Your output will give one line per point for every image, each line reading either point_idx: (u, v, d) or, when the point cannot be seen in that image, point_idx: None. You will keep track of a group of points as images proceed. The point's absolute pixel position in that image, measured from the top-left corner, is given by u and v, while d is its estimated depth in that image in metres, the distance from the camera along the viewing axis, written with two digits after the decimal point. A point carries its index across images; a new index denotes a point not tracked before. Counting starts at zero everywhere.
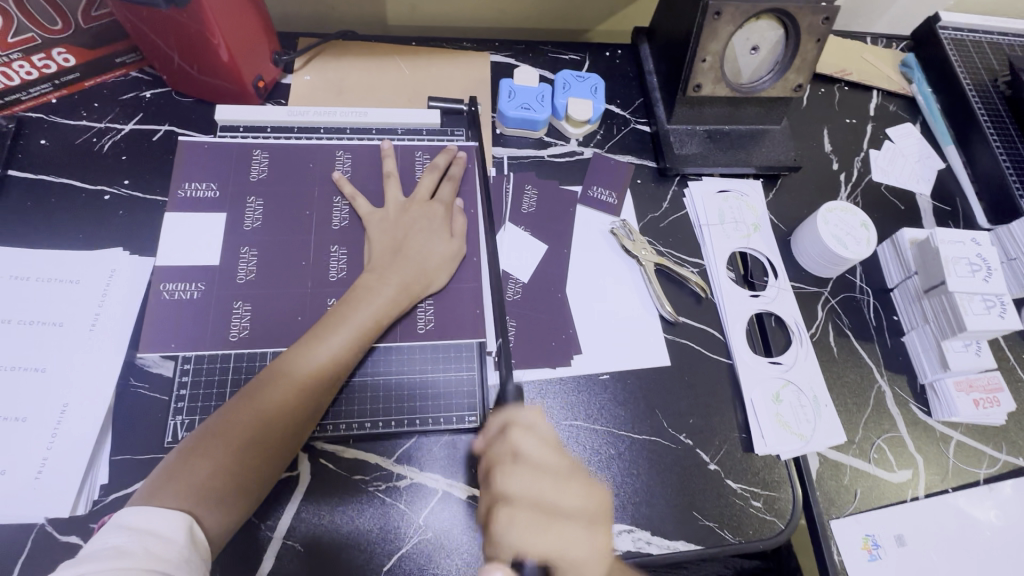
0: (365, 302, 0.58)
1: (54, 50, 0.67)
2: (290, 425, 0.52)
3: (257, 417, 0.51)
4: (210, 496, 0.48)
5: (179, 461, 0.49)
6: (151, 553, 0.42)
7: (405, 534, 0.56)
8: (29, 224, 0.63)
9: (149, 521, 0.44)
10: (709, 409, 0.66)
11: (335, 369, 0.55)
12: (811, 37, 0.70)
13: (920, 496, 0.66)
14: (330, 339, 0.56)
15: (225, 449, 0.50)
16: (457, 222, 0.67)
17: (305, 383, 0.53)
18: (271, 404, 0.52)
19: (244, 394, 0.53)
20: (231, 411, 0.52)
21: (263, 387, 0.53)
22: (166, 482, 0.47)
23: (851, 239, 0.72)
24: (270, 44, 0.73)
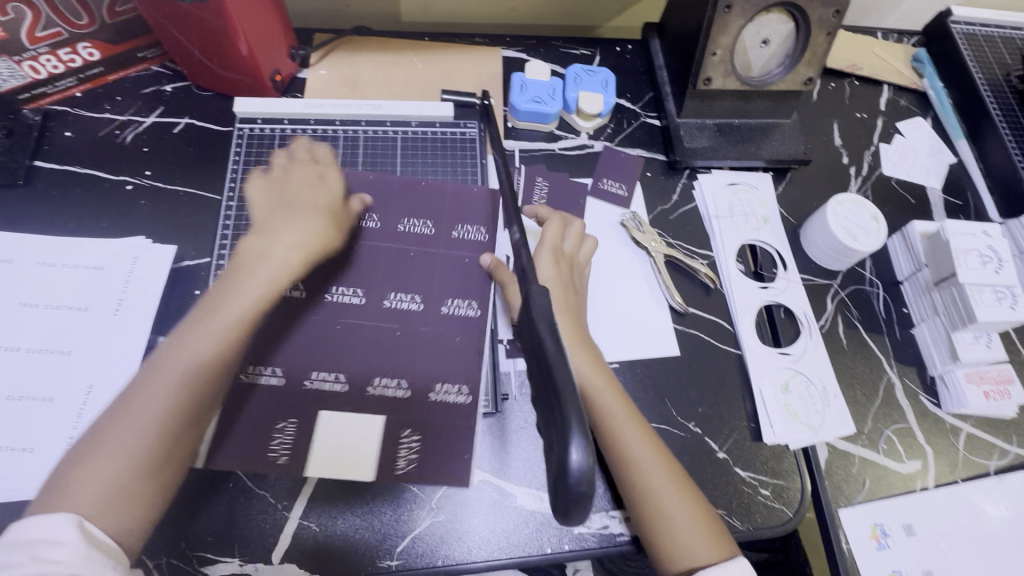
0: (241, 282, 0.56)
1: (80, 45, 0.68)
2: (183, 414, 0.50)
3: (148, 408, 0.49)
4: (103, 496, 0.45)
5: (67, 468, 0.47)
6: (38, 559, 0.41)
7: (418, 516, 0.57)
8: (56, 213, 0.65)
9: (35, 531, 0.42)
10: (718, 398, 0.67)
11: (211, 359, 0.52)
12: (822, 30, 0.71)
13: (929, 487, 0.66)
14: (207, 326, 0.53)
15: (115, 447, 0.47)
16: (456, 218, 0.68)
17: (190, 370, 0.51)
18: (159, 395, 0.49)
19: (144, 382, 0.50)
20: (125, 406, 0.49)
21: (145, 379, 0.50)
22: (60, 492, 0.45)
23: (861, 232, 0.73)
24: (287, 38, 0.75)
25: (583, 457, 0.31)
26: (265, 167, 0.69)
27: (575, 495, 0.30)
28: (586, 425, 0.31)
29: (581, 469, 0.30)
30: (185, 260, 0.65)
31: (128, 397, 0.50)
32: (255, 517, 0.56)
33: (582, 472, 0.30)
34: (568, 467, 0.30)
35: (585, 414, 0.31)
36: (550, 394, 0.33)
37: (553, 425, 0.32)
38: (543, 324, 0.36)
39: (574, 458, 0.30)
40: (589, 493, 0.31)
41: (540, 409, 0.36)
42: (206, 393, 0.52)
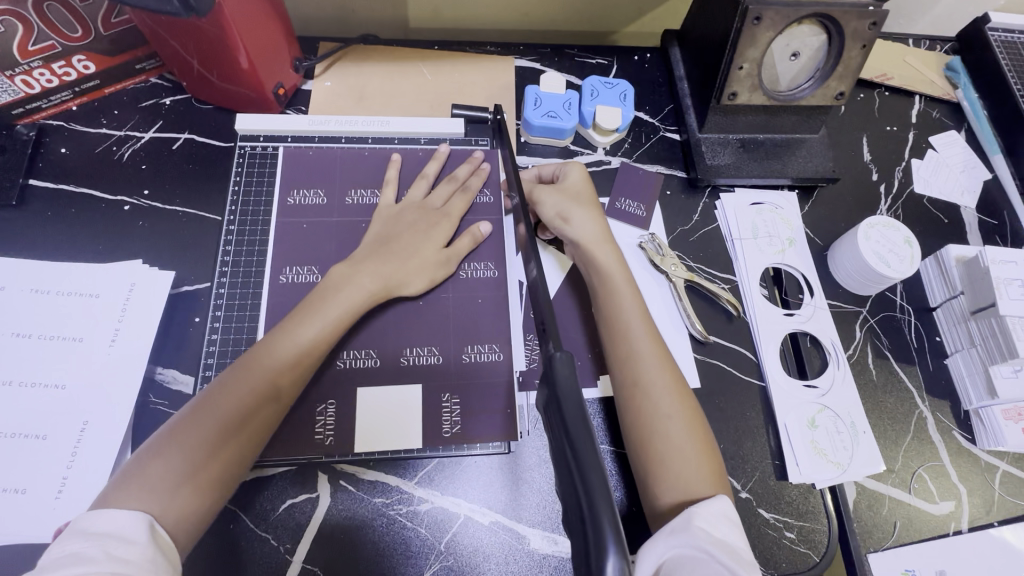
0: (338, 292, 0.56)
1: (75, 58, 0.65)
2: (263, 415, 0.50)
3: (235, 406, 0.48)
4: (175, 492, 0.44)
5: (145, 458, 0.45)
6: (112, 558, 0.38)
7: (426, 559, 0.55)
8: (51, 236, 0.63)
9: (110, 525, 0.41)
10: (740, 433, 0.64)
11: (297, 365, 0.52)
12: (856, 43, 0.66)
13: (963, 530, 0.63)
14: (302, 330, 0.54)
15: (200, 438, 0.46)
16: (464, 238, 0.65)
17: (278, 374, 0.51)
18: (246, 394, 0.49)
19: (230, 376, 0.50)
20: (210, 398, 0.49)
21: (231, 375, 0.50)
22: (128, 482, 0.44)
23: (893, 257, 0.69)
24: (291, 49, 0.71)
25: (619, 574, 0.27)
26: (267, 189, 0.66)
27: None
28: (622, 537, 0.28)
29: None
30: (184, 285, 0.62)
31: (211, 390, 0.50)
32: (256, 559, 0.53)
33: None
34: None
35: (620, 522, 0.29)
36: (579, 494, 0.30)
37: (584, 539, 0.29)
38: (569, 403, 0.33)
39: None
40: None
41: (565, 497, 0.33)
42: (284, 397, 0.51)
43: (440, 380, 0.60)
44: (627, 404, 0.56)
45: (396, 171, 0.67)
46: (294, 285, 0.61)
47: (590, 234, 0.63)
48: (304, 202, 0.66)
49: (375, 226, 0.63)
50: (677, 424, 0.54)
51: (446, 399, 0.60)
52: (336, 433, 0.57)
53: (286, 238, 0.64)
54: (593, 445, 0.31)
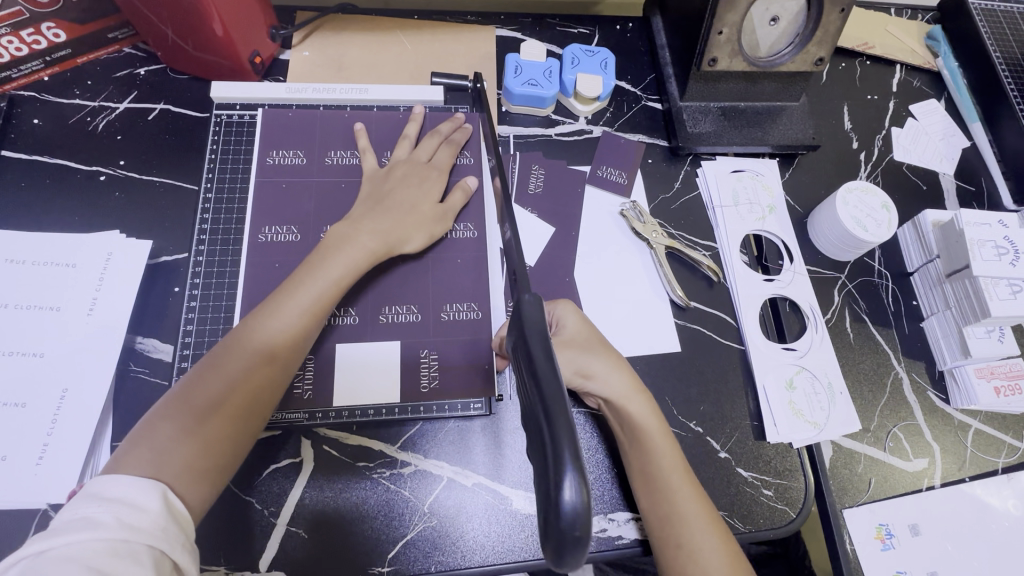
0: (336, 255, 0.56)
1: (44, 25, 0.65)
2: (266, 382, 0.50)
3: (240, 370, 0.49)
4: (185, 455, 0.44)
5: (153, 422, 0.45)
6: (124, 525, 0.38)
7: (410, 521, 0.55)
8: (26, 207, 0.62)
9: (119, 488, 0.40)
10: (719, 395, 0.65)
11: (301, 328, 0.52)
12: (835, 6, 0.66)
13: (936, 486, 0.64)
14: (304, 293, 0.53)
15: (209, 403, 0.47)
16: (451, 197, 0.65)
17: (281, 340, 0.51)
18: (250, 361, 0.49)
19: (234, 341, 0.50)
20: (215, 365, 0.49)
21: (233, 343, 0.50)
22: (137, 447, 0.44)
23: (871, 221, 0.70)
24: (267, 18, 0.70)
25: (578, 495, 0.28)
26: (246, 158, 0.66)
27: (566, 535, 0.28)
28: (579, 451, 0.28)
29: (574, 508, 0.27)
30: (163, 255, 0.62)
31: (213, 357, 0.50)
32: (239, 522, 0.54)
33: (576, 511, 0.27)
34: (559, 505, 0.28)
35: (579, 440, 0.29)
36: (540, 421, 0.30)
37: (542, 463, 0.29)
38: (532, 336, 0.34)
39: (568, 496, 0.28)
40: (584, 535, 0.28)
41: (530, 431, 0.33)
42: (287, 361, 0.51)
43: (420, 338, 0.61)
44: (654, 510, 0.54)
45: (366, 139, 0.67)
46: (273, 244, 0.62)
47: (618, 391, 0.58)
48: (284, 162, 0.65)
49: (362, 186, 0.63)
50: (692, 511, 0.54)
51: (425, 355, 0.60)
52: (315, 387, 0.58)
53: (265, 197, 0.63)
54: (553, 371, 0.32)
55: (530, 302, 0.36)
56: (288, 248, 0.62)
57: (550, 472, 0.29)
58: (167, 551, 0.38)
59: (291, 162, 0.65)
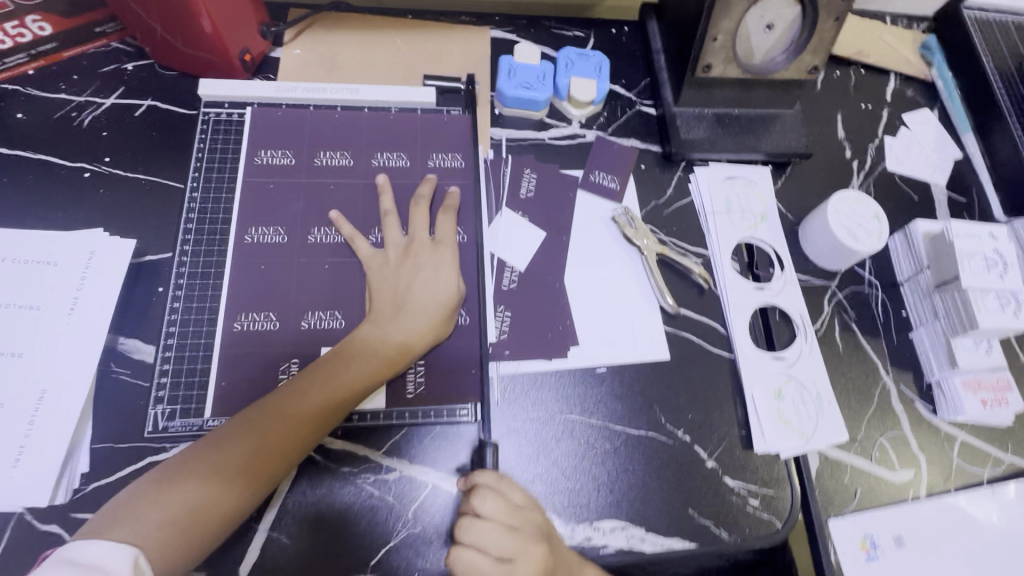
0: (355, 358, 0.55)
1: (28, 18, 0.63)
2: (262, 474, 0.49)
3: (239, 457, 0.49)
4: (166, 534, 0.45)
5: (146, 492, 0.47)
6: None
7: (393, 527, 0.55)
8: (8, 202, 0.61)
9: (95, 555, 0.42)
10: (708, 403, 0.65)
11: (307, 424, 0.52)
12: (829, 15, 0.66)
13: (921, 497, 0.64)
14: (316, 389, 0.53)
15: (198, 489, 0.47)
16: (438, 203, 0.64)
17: (285, 438, 0.51)
18: (250, 452, 0.49)
19: (242, 426, 0.51)
20: (218, 447, 0.50)
21: (239, 429, 0.51)
22: (122, 519, 0.45)
23: (862, 231, 0.69)
24: (258, 15, 0.69)
25: None
26: (233, 158, 0.65)
27: None
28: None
29: None
30: (148, 254, 0.61)
31: (217, 437, 0.50)
32: None
33: None
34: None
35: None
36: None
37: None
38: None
39: None
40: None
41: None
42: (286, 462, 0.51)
43: None
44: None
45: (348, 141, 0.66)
46: (260, 245, 0.61)
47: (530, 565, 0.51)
48: (272, 162, 0.65)
49: None
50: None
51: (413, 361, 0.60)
52: None
53: (253, 196, 0.63)
54: None
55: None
56: (275, 254, 0.61)
57: None
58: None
59: (280, 162, 0.65)
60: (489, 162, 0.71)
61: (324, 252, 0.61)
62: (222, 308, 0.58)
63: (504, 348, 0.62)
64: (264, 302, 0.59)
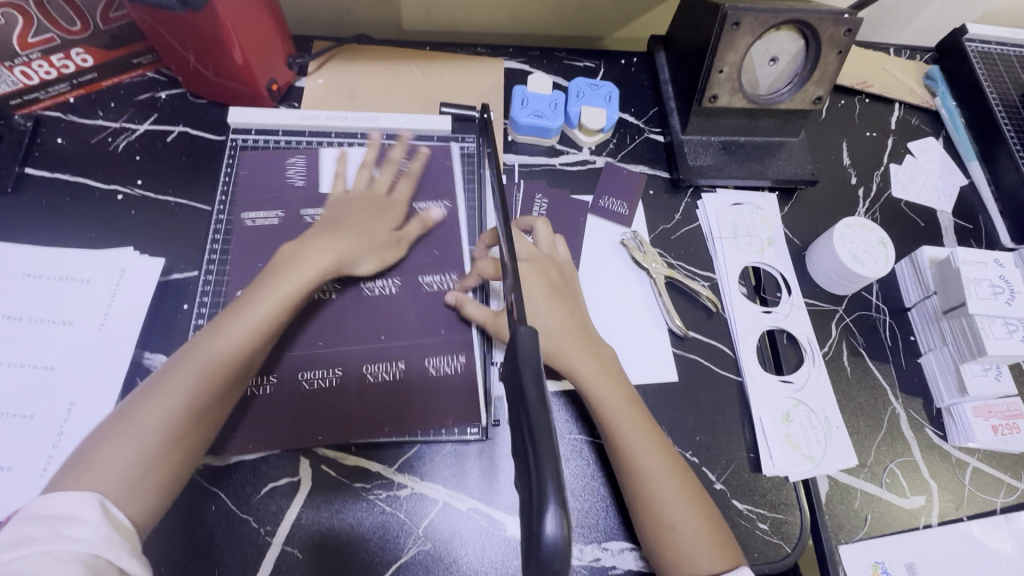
0: (236, 320, 0.53)
1: (73, 51, 0.66)
2: (157, 463, 0.47)
3: (128, 453, 0.46)
4: (131, 471, 0.46)
5: (101, 437, 0.47)
6: (62, 537, 0.40)
7: (404, 544, 0.56)
8: (45, 223, 0.64)
9: None
10: (716, 427, 0.65)
11: (194, 401, 0.49)
12: (832, 48, 0.69)
13: (933, 524, 0.64)
14: (199, 357, 0.50)
15: (162, 409, 0.48)
16: (415, 225, 0.66)
17: (240, 351, 0.52)
18: (138, 442, 0.47)
19: (118, 423, 0.47)
20: (95, 456, 0.46)
21: (113, 433, 0.47)
22: (79, 468, 0.45)
23: (868, 257, 0.71)
24: (285, 48, 0.73)
25: (559, 527, 0.28)
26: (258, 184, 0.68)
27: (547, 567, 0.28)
28: (564, 489, 0.29)
29: (555, 541, 0.28)
30: (174, 273, 0.64)
31: (91, 447, 0.47)
32: (235, 539, 0.54)
33: (557, 544, 0.28)
34: (542, 535, 0.28)
35: (563, 470, 0.30)
36: (527, 447, 0.31)
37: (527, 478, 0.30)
38: (531, 387, 0.33)
39: (548, 528, 0.28)
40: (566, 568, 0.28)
41: (517, 458, 0.34)
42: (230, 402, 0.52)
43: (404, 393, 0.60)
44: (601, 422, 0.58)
45: (366, 165, 0.68)
46: None
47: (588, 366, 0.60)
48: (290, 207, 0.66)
49: (357, 208, 0.65)
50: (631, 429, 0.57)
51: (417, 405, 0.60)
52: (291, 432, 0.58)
53: (267, 239, 0.65)
54: (547, 424, 0.31)
55: (536, 391, 0.33)
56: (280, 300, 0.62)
57: (534, 503, 0.29)
58: (110, 558, 0.41)
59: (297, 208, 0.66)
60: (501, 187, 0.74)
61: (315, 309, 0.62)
62: None
63: None
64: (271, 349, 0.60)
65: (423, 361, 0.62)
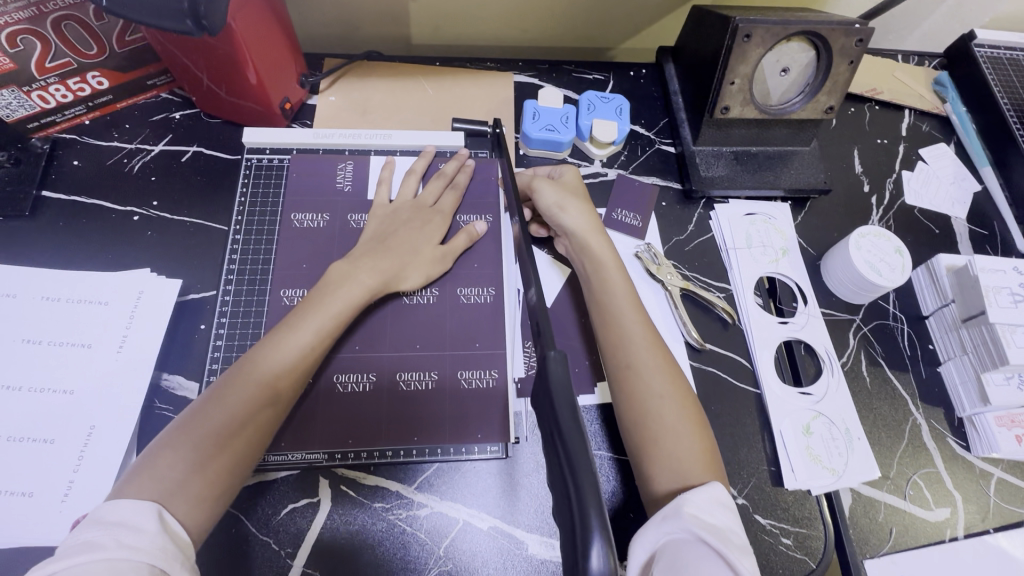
0: (295, 336, 0.54)
1: (89, 74, 0.67)
2: (219, 474, 0.47)
3: (191, 463, 0.46)
4: (188, 482, 0.45)
5: (158, 447, 0.46)
6: (123, 546, 0.39)
7: (425, 564, 0.55)
8: (63, 245, 0.65)
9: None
10: (736, 440, 0.65)
11: (256, 414, 0.50)
12: (843, 59, 0.69)
13: (959, 537, 0.63)
14: (261, 370, 0.51)
15: (222, 421, 0.48)
16: (460, 238, 0.66)
17: (295, 371, 0.52)
18: (200, 451, 0.46)
19: (178, 432, 0.47)
20: (156, 464, 0.45)
21: (173, 442, 0.46)
22: (137, 476, 0.44)
23: (884, 266, 0.70)
24: (298, 66, 0.74)
25: (604, 561, 0.30)
26: (273, 203, 0.68)
27: None
28: (608, 526, 0.31)
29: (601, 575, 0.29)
30: (191, 293, 0.64)
31: (150, 455, 0.46)
32: (256, 562, 0.54)
33: None
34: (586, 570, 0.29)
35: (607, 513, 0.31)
36: (566, 481, 0.33)
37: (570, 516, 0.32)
38: (567, 422, 0.35)
39: (594, 563, 0.29)
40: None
41: (557, 493, 0.36)
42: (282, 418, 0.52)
43: (434, 404, 0.60)
44: (621, 387, 0.58)
45: (380, 180, 0.69)
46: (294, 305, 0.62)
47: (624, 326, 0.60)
48: (306, 224, 0.67)
49: (372, 225, 0.65)
50: (669, 404, 0.56)
51: (445, 418, 0.60)
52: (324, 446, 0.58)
53: (284, 256, 0.65)
54: (588, 459, 0.33)
55: (572, 426, 0.35)
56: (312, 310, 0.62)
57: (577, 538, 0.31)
58: (163, 568, 0.40)
59: (313, 225, 0.66)
60: None
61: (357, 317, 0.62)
62: None
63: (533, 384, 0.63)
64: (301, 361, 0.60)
65: (456, 372, 0.62)
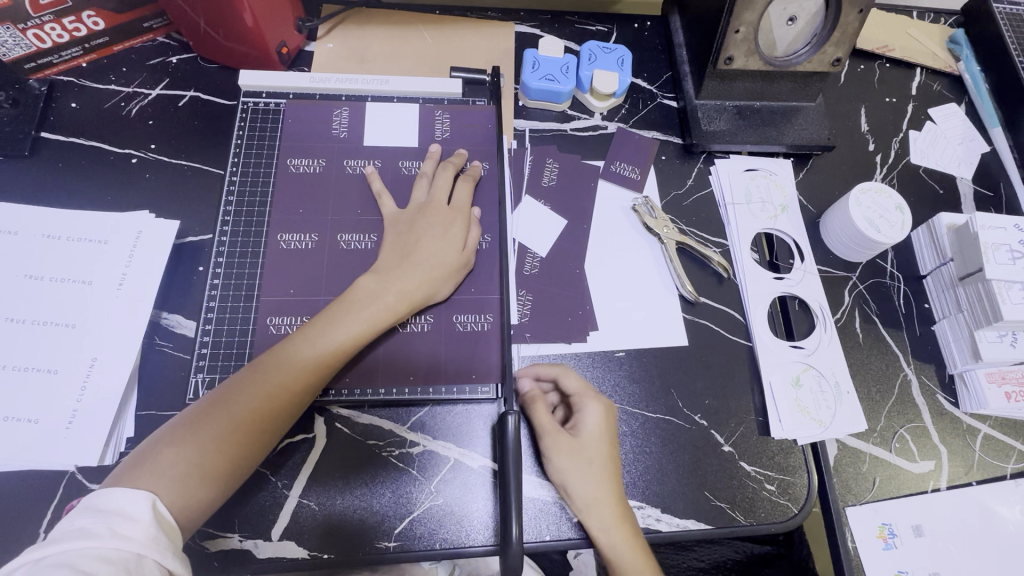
0: (352, 306, 0.55)
1: (85, 13, 0.66)
2: (269, 427, 0.50)
3: (245, 409, 0.49)
4: (184, 481, 0.46)
5: (226, 391, 0.50)
6: (116, 534, 0.40)
7: (418, 497, 0.57)
8: (62, 186, 0.65)
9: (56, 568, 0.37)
10: (726, 390, 0.65)
11: (315, 374, 0.52)
12: (853, 7, 0.66)
13: (942, 488, 0.64)
14: (322, 336, 0.53)
15: (223, 427, 0.48)
16: (465, 181, 0.65)
17: (331, 356, 0.53)
18: (255, 402, 0.50)
19: (240, 379, 0.51)
20: (218, 403, 0.49)
21: (239, 385, 0.50)
22: (164, 444, 0.47)
23: (884, 222, 0.69)
24: (294, 10, 0.73)
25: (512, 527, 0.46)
26: (269, 150, 0.68)
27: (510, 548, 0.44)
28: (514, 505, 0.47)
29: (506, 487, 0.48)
30: (189, 236, 0.65)
31: (221, 393, 0.50)
32: (253, 491, 0.56)
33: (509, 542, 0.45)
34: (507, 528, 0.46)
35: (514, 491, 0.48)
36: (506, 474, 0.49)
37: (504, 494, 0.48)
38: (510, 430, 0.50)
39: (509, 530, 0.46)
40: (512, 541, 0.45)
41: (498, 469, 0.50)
42: (281, 432, 0.52)
43: (429, 347, 0.61)
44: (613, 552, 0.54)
45: None
46: (291, 250, 0.63)
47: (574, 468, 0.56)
48: (302, 170, 0.67)
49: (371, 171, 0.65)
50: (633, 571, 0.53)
51: (439, 363, 0.61)
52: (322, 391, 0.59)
53: (281, 201, 0.65)
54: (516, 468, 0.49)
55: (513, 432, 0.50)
56: (310, 256, 0.63)
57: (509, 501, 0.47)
58: (157, 559, 0.40)
59: (309, 171, 0.67)
60: (511, 152, 0.73)
61: (353, 259, 0.63)
62: (259, 288, 0.61)
63: (526, 330, 0.64)
64: (299, 307, 0.61)
65: (451, 316, 0.63)
